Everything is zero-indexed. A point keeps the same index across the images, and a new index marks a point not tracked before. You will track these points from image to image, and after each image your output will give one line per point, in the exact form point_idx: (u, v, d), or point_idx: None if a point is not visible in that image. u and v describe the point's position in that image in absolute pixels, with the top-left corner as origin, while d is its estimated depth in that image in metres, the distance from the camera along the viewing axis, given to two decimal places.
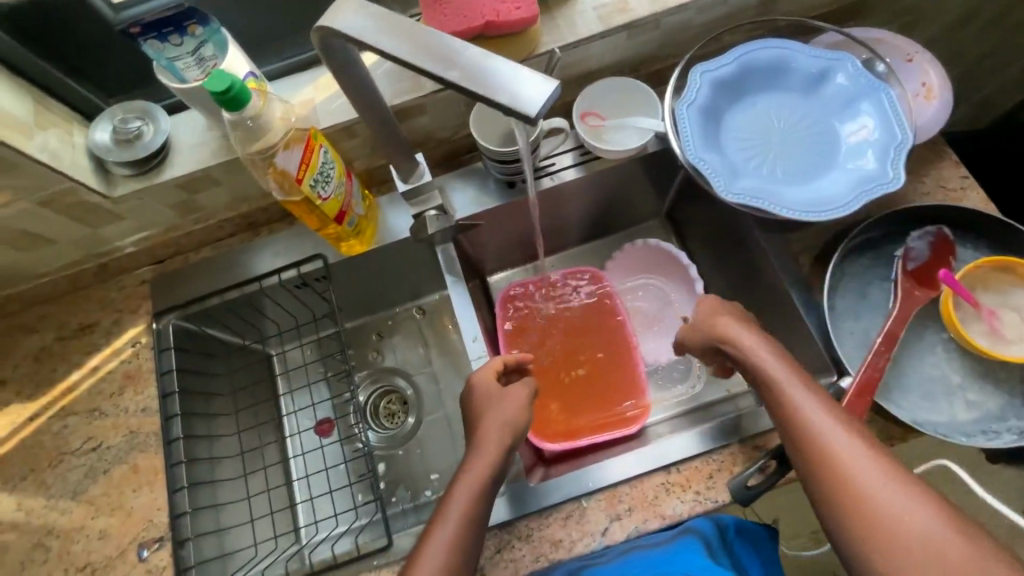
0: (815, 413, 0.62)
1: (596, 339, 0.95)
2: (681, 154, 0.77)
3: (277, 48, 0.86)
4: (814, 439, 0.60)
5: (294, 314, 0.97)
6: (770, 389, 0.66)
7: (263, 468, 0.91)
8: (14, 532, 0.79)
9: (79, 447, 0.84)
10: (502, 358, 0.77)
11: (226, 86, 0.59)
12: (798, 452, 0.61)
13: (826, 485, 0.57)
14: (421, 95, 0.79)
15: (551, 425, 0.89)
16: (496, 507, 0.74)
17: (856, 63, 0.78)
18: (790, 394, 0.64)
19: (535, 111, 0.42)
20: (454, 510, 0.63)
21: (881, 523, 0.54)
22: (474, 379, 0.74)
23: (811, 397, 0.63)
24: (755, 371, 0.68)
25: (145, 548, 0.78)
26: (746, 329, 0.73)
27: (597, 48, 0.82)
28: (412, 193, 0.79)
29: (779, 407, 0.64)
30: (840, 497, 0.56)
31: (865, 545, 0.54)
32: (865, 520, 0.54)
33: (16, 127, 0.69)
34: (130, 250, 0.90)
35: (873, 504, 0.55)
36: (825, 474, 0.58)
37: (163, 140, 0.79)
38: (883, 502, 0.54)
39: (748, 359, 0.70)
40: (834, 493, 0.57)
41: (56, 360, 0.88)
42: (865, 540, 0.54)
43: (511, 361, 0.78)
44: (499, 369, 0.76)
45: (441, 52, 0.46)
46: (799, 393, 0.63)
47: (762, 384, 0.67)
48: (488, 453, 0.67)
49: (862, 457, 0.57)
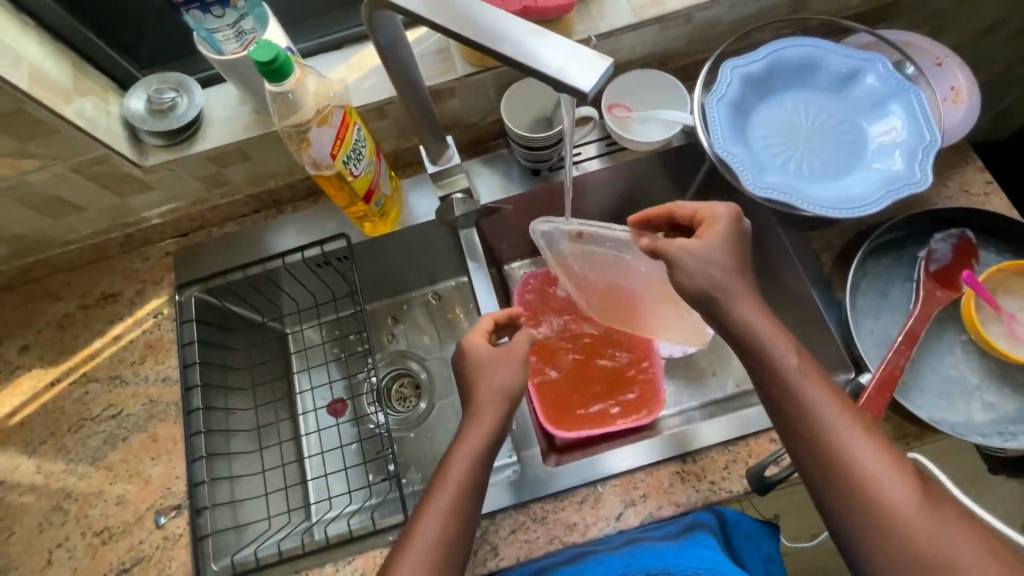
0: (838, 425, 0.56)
1: (604, 302, 0.92)
2: (710, 147, 0.77)
3: (311, 27, 0.87)
4: (833, 456, 0.55)
5: (314, 293, 0.97)
6: (784, 396, 0.58)
7: (277, 443, 0.92)
8: (33, 495, 0.81)
9: (99, 414, 0.84)
10: (489, 318, 0.75)
11: (271, 57, 0.61)
12: (806, 455, 0.56)
13: (843, 506, 0.54)
14: (452, 78, 0.81)
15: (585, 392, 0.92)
16: (498, 494, 0.75)
17: (887, 64, 0.79)
18: (810, 403, 0.57)
19: (589, 87, 0.43)
20: (452, 476, 0.62)
21: (903, 546, 0.51)
22: (467, 344, 0.71)
23: (830, 405, 0.57)
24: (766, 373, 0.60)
25: (162, 515, 0.79)
26: (759, 307, 0.63)
27: (628, 39, 0.83)
28: (440, 175, 0.79)
29: (797, 416, 0.57)
30: (857, 517, 0.53)
31: (876, 554, 0.52)
32: (885, 542, 0.52)
33: (56, 91, 0.70)
34: (156, 221, 0.91)
35: (885, 516, 0.52)
36: (842, 492, 0.54)
37: (196, 113, 0.80)
38: (907, 524, 0.51)
39: (761, 355, 0.60)
40: (845, 498, 0.54)
41: (78, 327, 0.89)
42: (882, 561, 0.52)
43: (500, 318, 0.75)
44: (488, 328, 0.74)
45: (491, 24, 0.47)
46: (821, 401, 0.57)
47: (763, 379, 0.60)
48: (497, 410, 0.66)
49: (886, 476, 0.53)
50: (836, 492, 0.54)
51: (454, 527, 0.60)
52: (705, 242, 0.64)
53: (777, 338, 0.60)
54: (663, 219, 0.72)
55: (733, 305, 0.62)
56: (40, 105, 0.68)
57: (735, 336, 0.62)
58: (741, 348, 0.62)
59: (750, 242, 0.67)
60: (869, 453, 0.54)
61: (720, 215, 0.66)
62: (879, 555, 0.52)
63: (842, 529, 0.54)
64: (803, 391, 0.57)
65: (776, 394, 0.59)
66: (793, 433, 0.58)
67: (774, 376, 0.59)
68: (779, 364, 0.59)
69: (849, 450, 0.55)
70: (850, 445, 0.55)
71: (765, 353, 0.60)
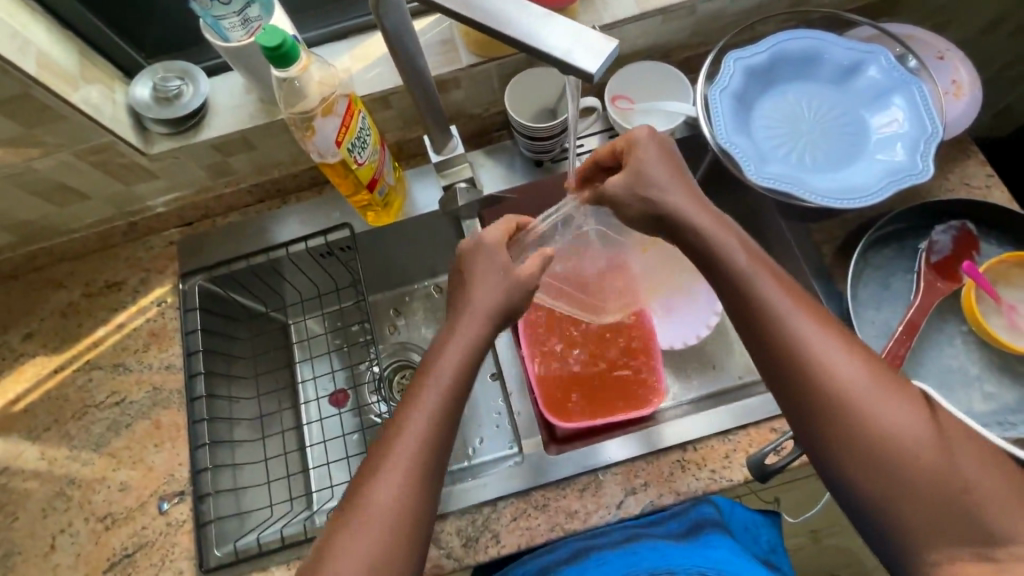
0: (827, 354, 0.54)
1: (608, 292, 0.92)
2: (712, 138, 0.78)
3: (316, 18, 0.87)
4: (826, 395, 0.53)
5: (317, 283, 0.97)
6: (773, 337, 0.56)
7: (280, 432, 0.92)
8: (37, 481, 0.81)
9: (102, 401, 0.85)
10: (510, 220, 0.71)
11: (278, 42, 0.61)
12: (790, 387, 0.55)
13: (830, 437, 0.53)
14: (457, 67, 0.81)
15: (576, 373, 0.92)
16: (495, 483, 0.75)
17: (889, 56, 0.79)
18: (795, 332, 0.56)
19: (595, 69, 0.44)
20: None
21: (900, 478, 0.50)
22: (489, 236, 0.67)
23: (822, 341, 0.55)
24: (754, 314, 0.58)
25: (165, 502, 0.79)
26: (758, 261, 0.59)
27: (632, 31, 0.83)
28: (443, 165, 0.82)
29: (782, 348, 0.56)
30: (852, 454, 0.52)
31: (863, 485, 0.51)
32: (882, 476, 0.51)
33: (63, 77, 0.71)
34: (160, 210, 0.91)
35: (873, 445, 0.51)
36: (836, 430, 0.53)
37: (201, 101, 0.80)
38: (904, 456, 0.50)
39: (747, 295, 0.58)
40: (832, 431, 0.53)
41: (82, 315, 0.89)
42: (871, 492, 0.51)
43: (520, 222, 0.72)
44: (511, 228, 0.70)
45: (496, 7, 0.47)
46: (806, 330, 0.55)
47: (749, 311, 0.58)
48: None
49: (881, 408, 0.52)
50: (831, 430, 0.53)
51: (412, 484, 0.56)
52: (633, 173, 0.64)
53: (764, 279, 0.58)
54: (594, 169, 0.71)
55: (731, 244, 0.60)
56: (48, 91, 0.68)
57: (722, 279, 0.60)
58: (728, 289, 0.60)
59: (678, 156, 0.66)
60: (863, 389, 0.53)
61: (639, 138, 0.65)
62: (876, 490, 0.51)
63: (838, 468, 0.53)
64: (788, 319, 0.56)
65: (764, 336, 0.57)
66: (783, 376, 0.56)
67: (761, 316, 0.57)
68: (768, 304, 0.57)
69: (836, 378, 0.53)
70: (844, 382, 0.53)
71: (752, 291, 0.58)
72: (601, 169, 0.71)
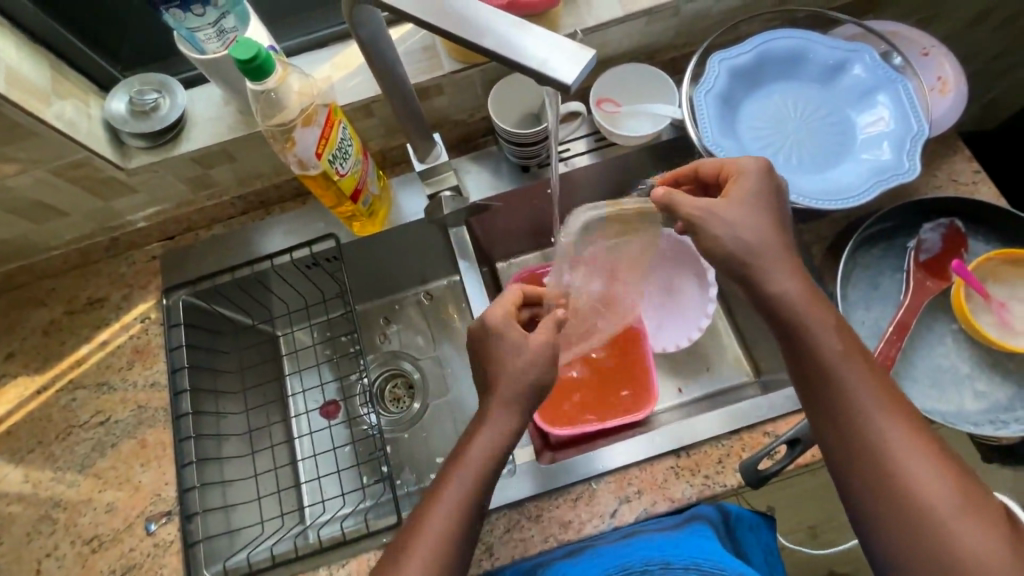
0: (857, 389, 0.57)
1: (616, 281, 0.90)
2: (699, 140, 0.77)
3: (295, 25, 0.86)
4: (848, 422, 0.57)
5: (303, 294, 0.96)
6: (819, 374, 0.58)
7: (270, 447, 0.90)
8: (20, 504, 0.79)
9: (87, 421, 0.83)
10: (517, 292, 0.72)
11: (251, 54, 0.60)
12: (816, 410, 0.59)
13: (848, 461, 0.57)
14: (439, 74, 0.80)
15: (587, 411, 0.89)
16: (498, 490, 0.75)
17: (873, 55, 0.79)
18: (834, 366, 0.58)
19: (572, 80, 0.43)
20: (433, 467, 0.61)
21: (908, 520, 0.53)
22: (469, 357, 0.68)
23: (858, 380, 0.58)
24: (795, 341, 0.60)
25: (152, 522, 0.78)
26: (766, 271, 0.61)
27: (615, 33, 0.82)
28: (429, 173, 0.79)
29: (817, 374, 0.59)
30: (869, 488, 0.55)
31: (870, 509, 0.55)
32: (893, 513, 0.54)
33: (35, 94, 0.69)
34: (141, 225, 0.90)
35: (886, 478, 0.55)
36: (855, 463, 0.56)
37: (179, 114, 0.79)
38: (914, 501, 0.53)
39: (789, 328, 0.60)
40: (851, 456, 0.56)
41: (64, 334, 0.88)
42: (879, 518, 0.55)
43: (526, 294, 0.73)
44: (518, 300, 0.71)
45: (472, 18, 0.46)
46: (843, 364, 0.58)
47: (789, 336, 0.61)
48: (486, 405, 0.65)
49: (903, 456, 0.54)
50: (851, 464, 0.56)
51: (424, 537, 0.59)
52: (735, 199, 0.64)
53: (778, 292, 0.62)
54: (689, 178, 0.71)
55: (739, 256, 0.63)
56: (20, 109, 0.67)
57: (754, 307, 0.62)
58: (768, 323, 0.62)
59: (779, 199, 0.66)
60: (886, 427, 0.56)
61: (747, 169, 0.65)
62: (885, 525, 0.54)
63: (855, 499, 0.57)
64: (828, 352, 0.59)
65: (808, 370, 0.59)
66: (821, 412, 0.58)
67: (811, 356, 0.59)
68: (813, 343, 0.59)
69: (863, 411, 0.57)
70: (876, 428, 0.56)
71: (795, 327, 0.60)
72: (699, 188, 0.72)
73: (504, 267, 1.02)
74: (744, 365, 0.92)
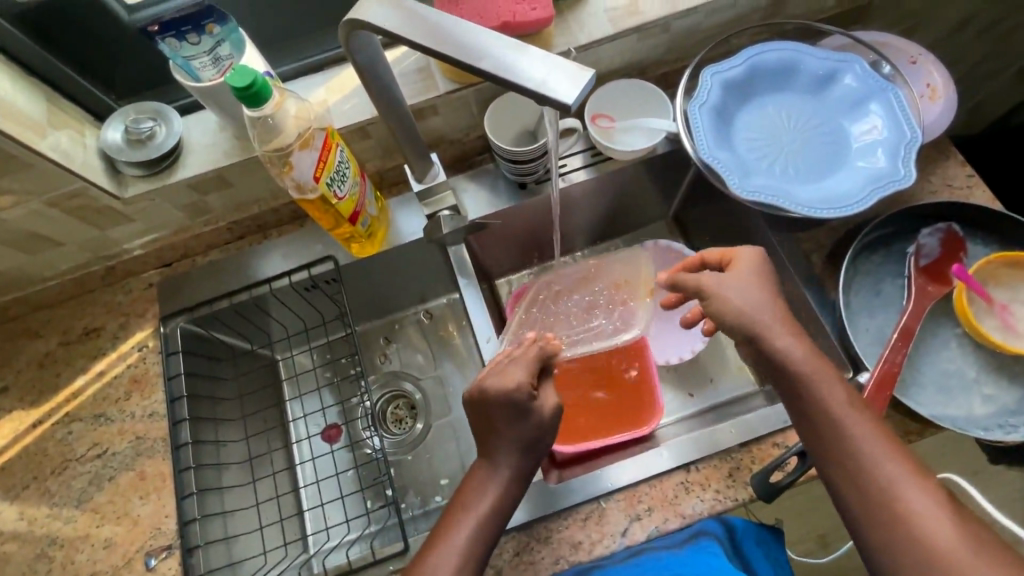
0: (844, 405, 0.58)
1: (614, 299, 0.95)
2: (694, 153, 0.78)
3: (289, 50, 0.87)
4: (839, 438, 0.57)
5: (303, 317, 0.95)
6: (808, 394, 0.59)
7: (271, 473, 0.89)
8: (15, 543, 0.77)
9: (84, 454, 0.82)
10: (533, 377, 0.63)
11: (248, 81, 0.60)
12: (807, 428, 0.59)
13: (843, 478, 0.56)
14: (433, 95, 0.80)
15: (564, 383, 0.91)
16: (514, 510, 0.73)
17: (863, 65, 0.80)
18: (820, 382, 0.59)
19: (572, 99, 0.43)
20: None
21: (904, 538, 0.53)
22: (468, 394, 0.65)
23: (846, 398, 0.59)
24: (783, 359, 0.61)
25: (152, 557, 0.76)
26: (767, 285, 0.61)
27: (607, 51, 0.83)
28: (426, 193, 0.80)
29: (805, 392, 0.59)
30: (866, 505, 0.55)
31: (865, 526, 0.55)
32: (892, 531, 0.53)
33: (30, 126, 0.69)
34: (137, 253, 0.89)
35: (882, 494, 0.54)
36: (849, 480, 0.56)
37: (174, 141, 0.79)
38: (911, 516, 0.53)
39: (765, 349, 0.62)
40: (844, 472, 0.56)
41: (60, 366, 0.86)
42: (878, 534, 0.54)
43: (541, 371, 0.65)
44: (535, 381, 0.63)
45: (469, 43, 0.47)
46: (830, 381, 0.59)
47: (788, 350, 0.61)
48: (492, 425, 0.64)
49: (896, 471, 0.55)
50: (846, 480, 0.56)
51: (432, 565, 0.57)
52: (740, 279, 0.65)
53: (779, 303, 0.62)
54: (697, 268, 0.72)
55: None
56: (16, 141, 0.67)
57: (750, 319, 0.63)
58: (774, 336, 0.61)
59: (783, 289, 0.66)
60: (876, 443, 0.56)
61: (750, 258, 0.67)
62: (883, 546, 0.54)
63: (850, 511, 0.56)
64: (816, 370, 0.60)
65: (797, 389, 0.60)
66: (813, 434, 0.59)
67: (798, 375, 0.60)
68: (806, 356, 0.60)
69: (852, 427, 0.57)
70: (869, 444, 0.56)
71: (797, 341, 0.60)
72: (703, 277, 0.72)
73: (504, 284, 1.02)
74: (747, 374, 0.91)
